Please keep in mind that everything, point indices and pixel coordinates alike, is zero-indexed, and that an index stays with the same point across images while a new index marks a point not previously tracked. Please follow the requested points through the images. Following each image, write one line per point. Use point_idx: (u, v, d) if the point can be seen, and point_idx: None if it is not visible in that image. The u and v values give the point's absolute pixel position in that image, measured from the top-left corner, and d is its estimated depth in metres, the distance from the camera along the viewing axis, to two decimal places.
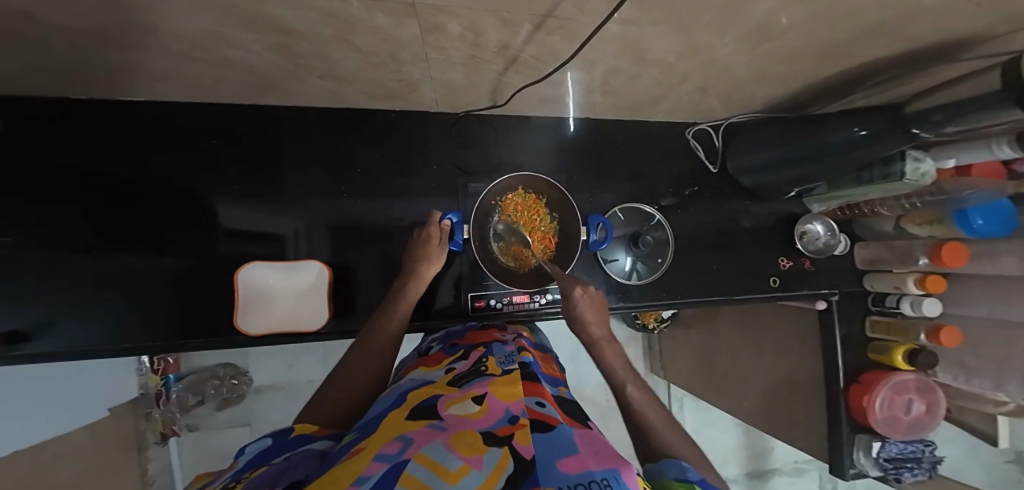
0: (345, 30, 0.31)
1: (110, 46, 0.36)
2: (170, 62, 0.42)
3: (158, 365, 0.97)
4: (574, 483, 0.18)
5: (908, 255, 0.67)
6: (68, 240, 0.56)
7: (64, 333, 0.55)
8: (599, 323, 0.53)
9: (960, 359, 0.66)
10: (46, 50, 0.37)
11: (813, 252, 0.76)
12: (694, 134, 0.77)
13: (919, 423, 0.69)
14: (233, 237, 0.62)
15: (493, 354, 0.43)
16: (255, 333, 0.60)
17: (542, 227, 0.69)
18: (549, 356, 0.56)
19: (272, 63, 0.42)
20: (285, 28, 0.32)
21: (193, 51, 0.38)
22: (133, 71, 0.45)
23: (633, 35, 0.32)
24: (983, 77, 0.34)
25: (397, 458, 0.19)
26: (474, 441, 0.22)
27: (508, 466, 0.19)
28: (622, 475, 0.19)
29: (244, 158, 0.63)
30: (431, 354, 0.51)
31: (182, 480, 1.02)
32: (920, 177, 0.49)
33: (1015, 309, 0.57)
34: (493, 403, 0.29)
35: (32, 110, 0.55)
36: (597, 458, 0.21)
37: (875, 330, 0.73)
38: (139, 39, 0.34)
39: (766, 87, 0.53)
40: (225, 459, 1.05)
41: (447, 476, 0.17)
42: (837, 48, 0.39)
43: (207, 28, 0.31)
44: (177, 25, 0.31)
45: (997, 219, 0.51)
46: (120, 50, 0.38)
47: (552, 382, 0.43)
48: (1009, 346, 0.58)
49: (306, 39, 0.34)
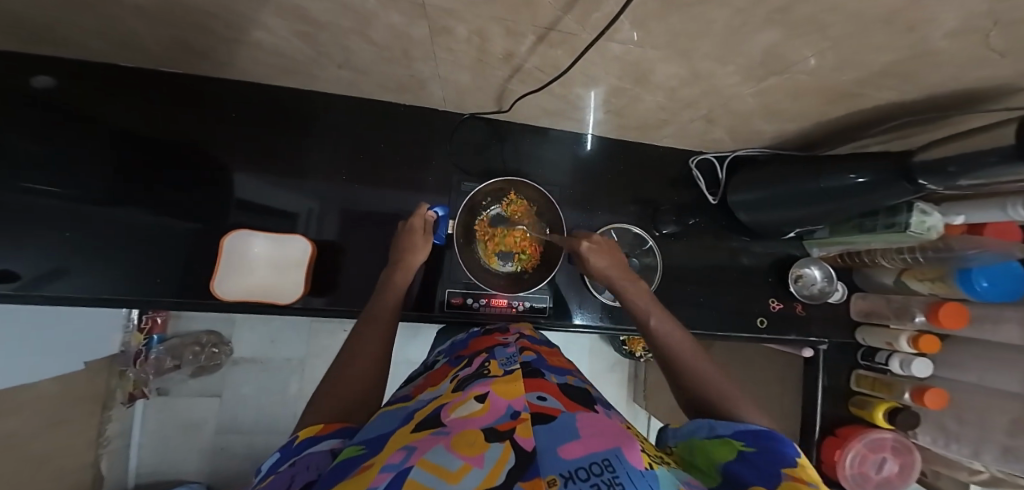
0: (362, 24, 0.32)
1: (146, 18, 0.38)
2: (201, 39, 0.44)
3: (146, 324, 0.99)
4: (575, 467, 0.19)
5: (904, 312, 0.64)
6: (69, 189, 0.57)
7: (62, 280, 0.57)
8: (614, 267, 0.57)
9: (942, 422, 0.63)
10: (78, 12, 0.38)
11: (806, 297, 0.74)
12: (698, 164, 0.76)
13: (888, 484, 0.67)
14: (234, 208, 0.63)
15: (495, 357, 0.43)
16: (228, 298, 0.61)
17: (525, 236, 0.68)
18: (555, 350, 0.53)
19: (295, 49, 0.44)
20: (304, 17, 0.32)
21: (224, 31, 0.40)
22: (158, 41, 0.47)
23: (636, 56, 0.32)
24: (1001, 129, 0.30)
25: (401, 466, 0.19)
26: (476, 440, 0.22)
27: (509, 459, 0.19)
28: (624, 453, 0.21)
29: (257, 134, 0.64)
30: (438, 368, 0.50)
31: (139, 443, 1.03)
32: (925, 230, 0.48)
33: (1003, 378, 0.55)
34: (495, 401, 0.28)
35: (62, 66, 0.57)
36: (597, 438, 0.23)
37: (861, 384, 0.71)
38: (172, 13, 0.36)
39: (775, 122, 0.52)
40: (186, 427, 1.06)
41: (450, 476, 0.17)
42: (850, 89, 0.38)
43: (237, 9, 0.33)
44: (206, 3, 0.32)
45: (1003, 283, 0.50)
46: (153, 23, 0.40)
47: (559, 372, 0.41)
48: (992, 413, 0.55)
49: (325, 29, 0.35)
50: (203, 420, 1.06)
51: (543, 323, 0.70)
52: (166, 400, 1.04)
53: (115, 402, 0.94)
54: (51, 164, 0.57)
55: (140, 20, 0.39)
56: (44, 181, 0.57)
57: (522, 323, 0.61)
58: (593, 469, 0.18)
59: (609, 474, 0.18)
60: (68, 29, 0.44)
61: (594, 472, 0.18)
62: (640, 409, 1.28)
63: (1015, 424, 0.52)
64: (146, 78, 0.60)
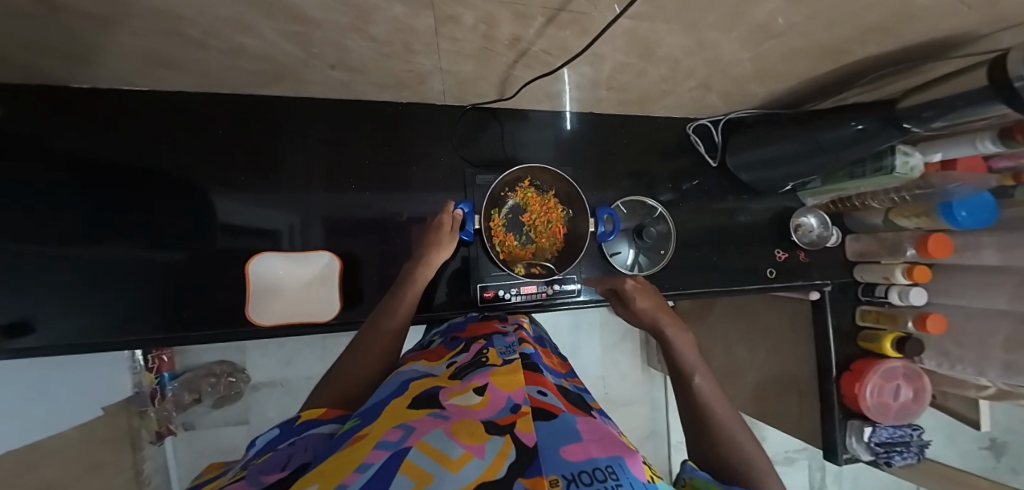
0: (362, 20, 0.31)
1: (117, 35, 0.35)
2: (182, 53, 0.41)
3: (153, 364, 0.94)
4: (577, 470, 0.19)
5: (897, 247, 0.69)
6: (48, 233, 0.53)
7: (58, 328, 0.53)
8: (662, 311, 0.55)
9: (945, 347, 0.70)
10: (48, 40, 0.35)
11: (806, 244, 0.78)
12: (694, 130, 0.78)
13: (906, 410, 0.73)
14: (223, 232, 0.60)
15: (494, 345, 0.45)
16: (268, 323, 0.60)
17: (543, 226, 0.69)
18: (548, 348, 0.57)
19: (283, 51, 0.41)
20: (304, 19, 0.31)
21: (210, 41, 0.37)
22: (133, 60, 0.43)
23: (644, 30, 0.32)
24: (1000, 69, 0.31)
25: (398, 445, 0.20)
26: (476, 429, 0.23)
27: (510, 452, 0.20)
28: (627, 462, 0.21)
29: (249, 152, 0.62)
30: (433, 348, 0.53)
31: (179, 478, 1.01)
32: (909, 170, 0.53)
33: (994, 298, 0.61)
34: (495, 393, 0.30)
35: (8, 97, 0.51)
36: (601, 444, 0.23)
37: (866, 318, 0.77)
38: (154, 31, 0.34)
39: (766, 84, 0.54)
40: (222, 456, 1.04)
41: (449, 464, 0.18)
42: (838, 46, 0.40)
43: (226, 18, 0.30)
44: (197, 17, 0.30)
45: (976, 213, 0.56)
46: (133, 40, 0.37)
47: (555, 373, 0.44)
48: (988, 335, 0.62)
49: (322, 28, 0.33)
50: (236, 447, 1.05)
51: (542, 304, 0.68)
52: (193, 433, 1.02)
53: (143, 442, 0.92)
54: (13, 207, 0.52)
55: (125, 41, 0.37)
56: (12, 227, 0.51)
57: (519, 314, 0.65)
58: (596, 474, 0.19)
59: (612, 481, 0.18)
60: (30, 56, 0.40)
61: (597, 477, 0.18)
62: (655, 373, 1.33)
63: (1010, 341, 0.59)
64: (119, 105, 0.56)
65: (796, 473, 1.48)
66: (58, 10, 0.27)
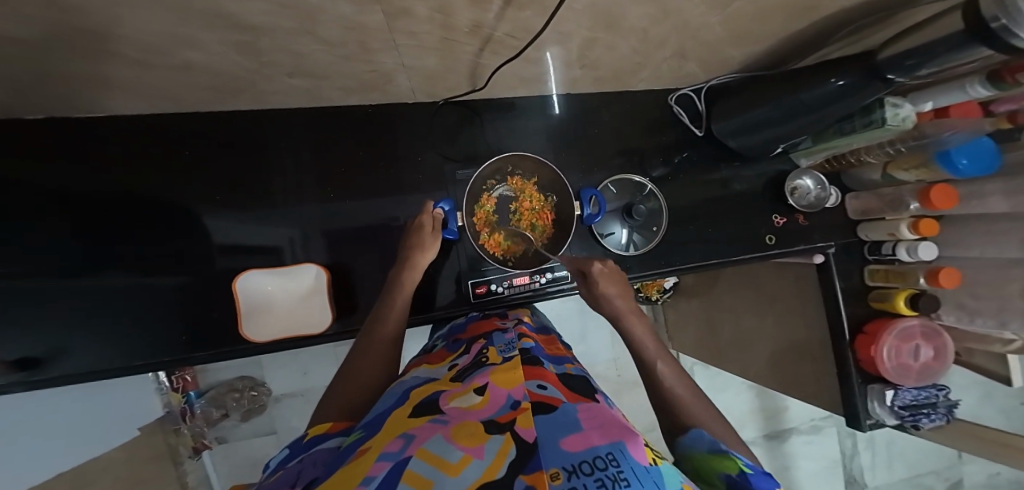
0: (308, 23, 0.31)
1: (79, 61, 0.35)
2: (142, 73, 0.41)
3: (178, 383, 0.97)
4: (578, 461, 0.19)
5: (898, 202, 0.67)
6: (57, 266, 0.55)
7: (79, 357, 0.55)
8: (623, 298, 0.54)
9: (961, 300, 0.68)
10: (15, 72, 0.36)
11: (805, 206, 0.75)
12: (677, 101, 0.77)
13: (928, 369, 0.72)
14: (221, 251, 0.62)
15: (494, 344, 0.45)
16: (262, 340, 0.61)
17: (542, 205, 0.71)
18: (551, 336, 0.58)
19: (238, 63, 0.41)
20: (252, 27, 0.31)
21: (156, 59, 0.37)
22: (103, 84, 0.44)
23: (600, 2, 0.32)
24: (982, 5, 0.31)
25: (399, 456, 0.20)
26: (476, 430, 0.23)
27: (511, 450, 0.20)
28: (627, 447, 0.21)
29: (237, 168, 0.63)
30: (435, 351, 0.54)
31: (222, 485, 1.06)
32: (901, 121, 0.52)
33: (1008, 245, 0.59)
34: (495, 391, 0.30)
35: (7, 140, 0.53)
36: (600, 431, 0.23)
37: (875, 278, 0.75)
38: (112, 55, 0.34)
39: (742, 46, 0.53)
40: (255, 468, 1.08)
41: (449, 468, 0.18)
42: (805, 1, 0.39)
43: (177, 36, 0.31)
44: (149, 36, 0.30)
45: (977, 159, 0.55)
46: (94, 66, 0.37)
47: (557, 361, 0.45)
48: (1002, 285, 0.60)
49: (272, 35, 0.33)
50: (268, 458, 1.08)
51: (537, 294, 0.68)
52: (228, 446, 1.06)
53: (181, 457, 0.97)
54: (16, 243, 0.53)
55: (90, 67, 0.37)
56: (14, 261, 0.53)
57: (523, 309, 0.66)
58: (597, 463, 0.19)
59: (612, 469, 0.19)
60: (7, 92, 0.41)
61: (597, 466, 0.19)
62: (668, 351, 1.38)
63: None
64: (110, 135, 0.58)
65: (824, 441, 1.44)
66: (11, 43, 0.27)
